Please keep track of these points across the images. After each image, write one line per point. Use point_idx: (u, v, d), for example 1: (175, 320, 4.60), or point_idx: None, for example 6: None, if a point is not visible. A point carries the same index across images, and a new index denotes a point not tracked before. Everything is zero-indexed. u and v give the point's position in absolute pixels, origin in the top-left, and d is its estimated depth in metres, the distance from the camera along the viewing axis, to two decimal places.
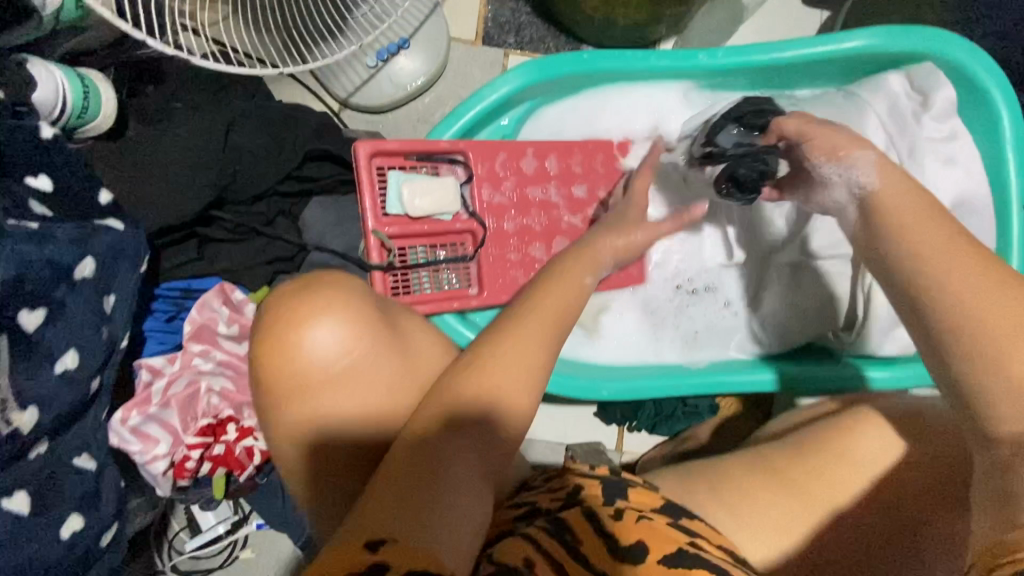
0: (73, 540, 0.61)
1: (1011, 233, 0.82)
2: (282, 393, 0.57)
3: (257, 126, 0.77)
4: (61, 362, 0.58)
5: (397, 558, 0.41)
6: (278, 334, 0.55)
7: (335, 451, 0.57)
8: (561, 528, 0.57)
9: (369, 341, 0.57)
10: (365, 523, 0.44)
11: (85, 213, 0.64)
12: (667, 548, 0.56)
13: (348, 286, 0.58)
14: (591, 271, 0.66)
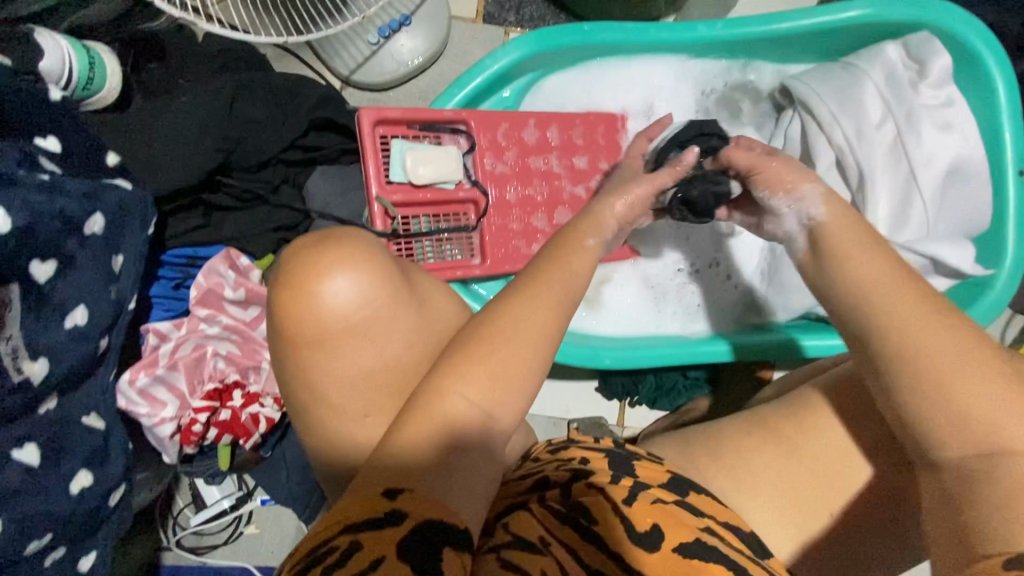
0: (83, 496, 0.61)
1: (1006, 200, 0.83)
2: (300, 340, 0.56)
3: (262, 95, 0.78)
4: (71, 317, 0.58)
5: (413, 508, 0.49)
6: (302, 277, 0.55)
7: (344, 402, 0.58)
8: (574, 513, 0.58)
9: (385, 295, 0.57)
10: (390, 472, 0.51)
11: (92, 171, 0.65)
12: (686, 537, 0.56)
13: (370, 240, 0.59)
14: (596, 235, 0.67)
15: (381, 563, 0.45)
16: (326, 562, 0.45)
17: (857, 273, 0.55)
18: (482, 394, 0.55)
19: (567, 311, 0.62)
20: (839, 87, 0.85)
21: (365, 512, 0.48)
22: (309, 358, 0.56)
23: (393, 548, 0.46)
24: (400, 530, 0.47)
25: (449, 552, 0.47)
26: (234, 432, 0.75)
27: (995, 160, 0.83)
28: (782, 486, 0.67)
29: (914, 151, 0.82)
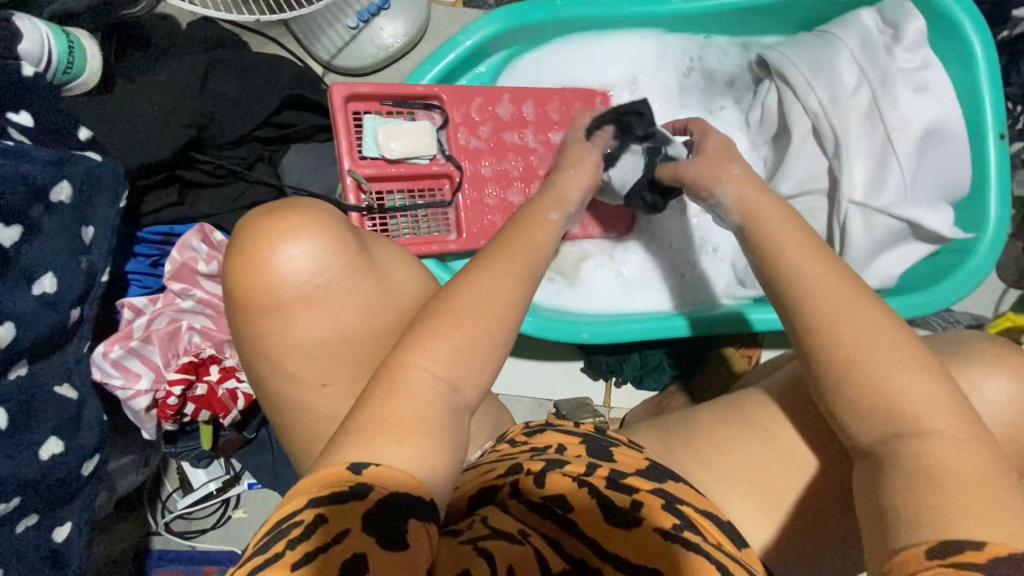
0: (53, 462, 0.62)
1: (987, 162, 0.82)
2: (253, 311, 0.57)
3: (236, 73, 0.79)
4: (39, 285, 0.60)
5: (380, 481, 0.48)
6: (253, 247, 0.56)
7: (302, 370, 0.59)
8: (550, 502, 0.60)
9: (340, 263, 0.58)
10: (353, 443, 0.49)
11: (63, 143, 0.66)
12: (664, 524, 0.56)
13: (327, 209, 0.60)
14: (557, 210, 0.69)
15: (348, 534, 0.45)
16: (291, 535, 0.45)
17: (788, 249, 0.58)
18: (445, 366, 0.54)
19: (530, 274, 0.62)
20: (813, 54, 0.84)
21: (330, 486, 0.47)
22: (263, 327, 0.57)
23: (360, 521, 0.46)
24: (365, 505, 0.47)
25: (413, 523, 0.47)
26: (212, 407, 0.75)
27: (973, 123, 0.83)
28: (750, 461, 0.67)
29: (889, 115, 0.81)
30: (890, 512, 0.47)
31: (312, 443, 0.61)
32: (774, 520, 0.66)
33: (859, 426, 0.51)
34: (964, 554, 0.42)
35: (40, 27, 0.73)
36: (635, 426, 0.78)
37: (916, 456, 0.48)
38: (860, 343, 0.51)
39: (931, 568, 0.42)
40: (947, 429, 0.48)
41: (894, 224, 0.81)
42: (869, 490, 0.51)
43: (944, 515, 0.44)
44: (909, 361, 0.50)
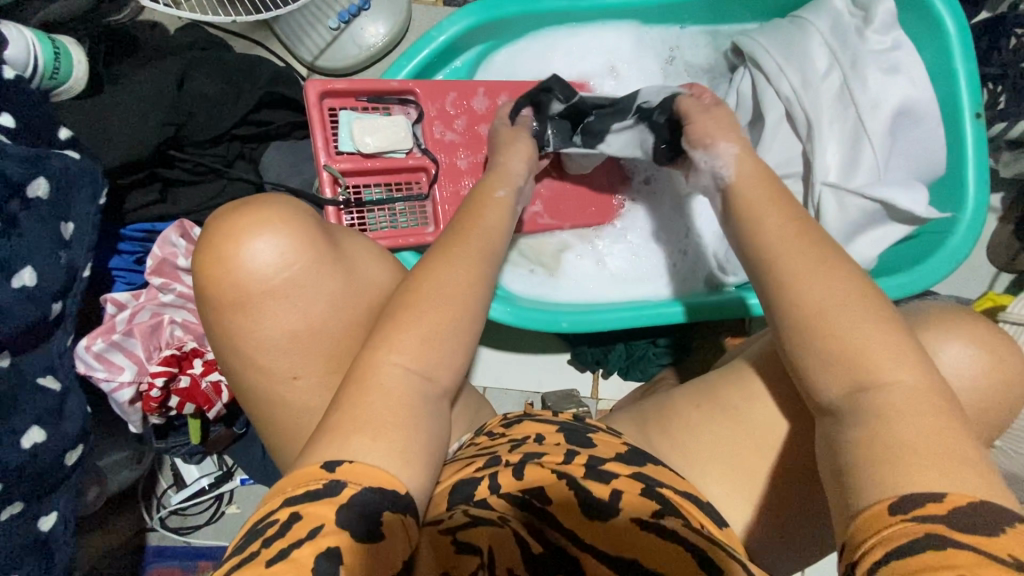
0: (35, 451, 0.64)
1: (964, 142, 0.81)
2: (222, 305, 0.59)
3: (215, 74, 0.81)
4: (19, 278, 0.62)
5: (354, 476, 0.46)
6: (220, 242, 0.57)
7: (274, 362, 0.60)
8: (528, 496, 0.56)
9: (307, 255, 0.59)
10: (325, 446, 0.48)
11: (42, 142, 0.68)
12: (642, 513, 0.55)
13: (296, 206, 0.62)
14: (503, 188, 0.71)
15: (320, 530, 0.43)
16: (267, 535, 0.44)
17: (767, 224, 0.58)
18: (418, 359, 0.54)
19: (493, 260, 0.63)
20: (784, 39, 0.85)
21: (305, 483, 0.46)
22: (231, 323, 0.59)
23: (333, 514, 0.44)
24: (339, 502, 0.45)
25: (388, 515, 0.46)
26: (196, 399, 0.78)
27: (948, 104, 0.82)
28: (724, 443, 0.67)
29: (860, 97, 0.81)
30: (848, 466, 0.49)
31: (285, 431, 0.62)
32: (750, 502, 0.66)
33: (825, 378, 0.52)
34: (924, 508, 0.43)
35: (26, 33, 0.71)
36: (615, 414, 0.78)
37: (872, 413, 0.49)
38: (824, 314, 0.52)
39: (894, 524, 0.43)
40: (906, 377, 0.50)
41: (868, 205, 0.81)
42: (831, 454, 0.51)
43: (895, 470, 0.46)
44: (863, 335, 0.51)
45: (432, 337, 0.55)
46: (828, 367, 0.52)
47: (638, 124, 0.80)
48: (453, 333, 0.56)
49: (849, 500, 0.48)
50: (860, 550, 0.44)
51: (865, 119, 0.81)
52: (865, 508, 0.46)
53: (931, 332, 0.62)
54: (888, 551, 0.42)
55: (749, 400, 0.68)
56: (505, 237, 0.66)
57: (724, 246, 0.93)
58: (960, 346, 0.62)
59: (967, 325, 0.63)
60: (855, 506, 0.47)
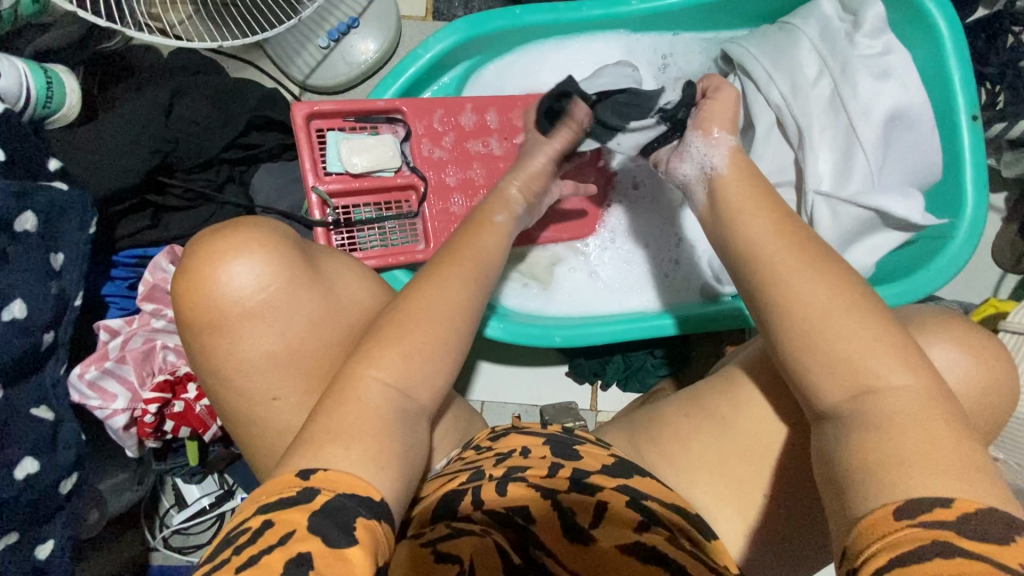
0: (29, 481, 0.64)
1: (960, 144, 0.79)
2: (198, 327, 0.59)
3: (201, 100, 0.82)
4: (9, 311, 0.63)
5: (328, 483, 0.46)
6: (196, 267, 0.58)
7: (251, 383, 0.60)
8: (511, 514, 0.57)
9: (287, 277, 0.59)
10: (299, 454, 0.48)
11: (33, 174, 0.68)
12: (625, 534, 0.56)
13: (275, 229, 0.62)
14: (501, 212, 0.70)
15: (292, 535, 0.42)
16: (238, 542, 0.43)
17: (755, 232, 0.57)
18: (396, 375, 0.54)
19: (480, 277, 0.62)
20: (773, 46, 0.84)
21: (278, 491, 0.45)
22: (206, 344, 0.58)
23: (305, 520, 0.43)
24: (311, 508, 0.44)
25: (361, 521, 0.45)
26: (190, 423, 0.79)
27: (943, 106, 0.81)
28: (719, 459, 0.66)
29: (850, 103, 0.80)
30: (848, 477, 0.48)
31: (268, 451, 0.62)
32: (743, 515, 0.64)
33: (828, 383, 0.51)
34: (936, 513, 0.42)
35: (17, 64, 0.71)
36: (608, 425, 0.77)
37: (871, 426, 0.48)
38: (818, 318, 0.51)
39: (901, 530, 0.42)
40: (915, 380, 0.49)
41: (862, 213, 0.80)
42: (827, 458, 0.51)
43: (898, 477, 0.45)
44: (844, 339, 0.50)
45: (415, 359, 0.55)
46: (834, 371, 0.51)
47: (660, 123, 0.75)
48: (437, 354, 0.56)
49: (849, 507, 0.46)
50: (865, 554, 0.43)
51: (855, 126, 0.80)
52: (863, 515, 0.45)
53: (927, 340, 0.60)
54: (892, 556, 0.41)
55: (737, 409, 0.68)
56: (497, 253, 0.67)
57: (715, 257, 0.93)
58: (951, 352, 0.60)
59: (954, 328, 0.62)
60: (855, 513, 0.46)
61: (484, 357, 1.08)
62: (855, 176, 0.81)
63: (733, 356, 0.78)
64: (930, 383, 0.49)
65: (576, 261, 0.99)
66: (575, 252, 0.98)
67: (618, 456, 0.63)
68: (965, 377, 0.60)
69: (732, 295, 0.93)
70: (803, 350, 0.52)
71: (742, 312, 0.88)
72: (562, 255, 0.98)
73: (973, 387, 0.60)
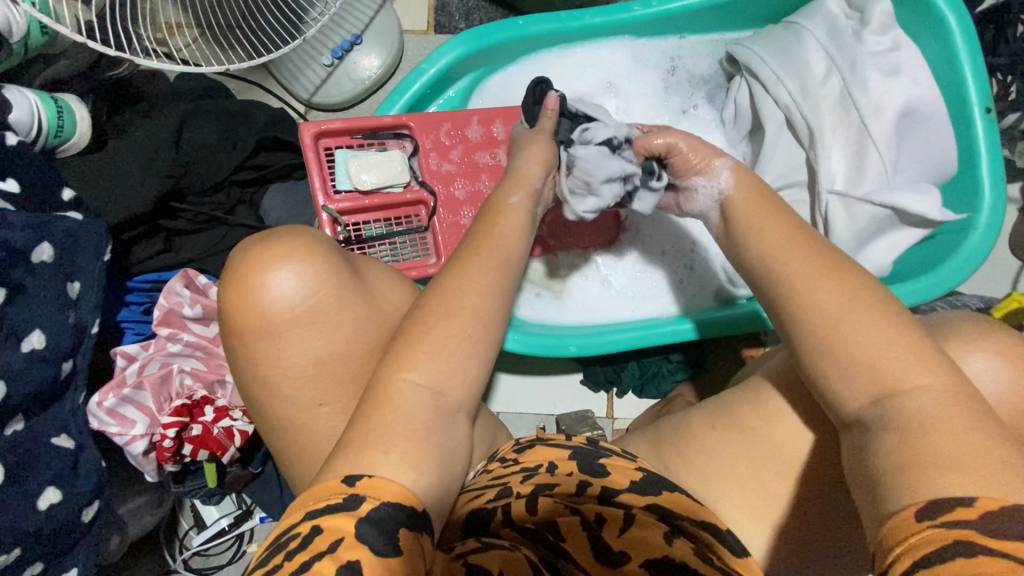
0: (52, 512, 0.65)
1: (978, 140, 0.78)
2: (247, 335, 0.59)
3: (211, 123, 0.82)
4: (28, 341, 0.64)
5: (372, 490, 0.45)
6: (246, 273, 0.58)
7: (299, 390, 0.59)
8: (540, 528, 0.58)
9: (332, 283, 0.59)
10: (342, 459, 0.47)
11: (47, 206, 0.69)
12: (654, 549, 0.56)
13: (317, 236, 0.62)
14: (526, 205, 0.67)
15: (340, 543, 0.42)
16: (290, 547, 0.43)
17: (772, 244, 0.57)
18: (433, 373, 0.52)
19: (508, 273, 0.60)
20: (779, 47, 0.84)
21: (326, 498, 0.45)
22: (251, 348, 0.58)
23: (354, 528, 0.43)
24: (357, 515, 0.44)
25: (405, 531, 0.45)
26: (208, 446, 0.78)
27: (957, 99, 0.80)
28: (745, 470, 0.65)
29: (860, 101, 0.79)
30: (881, 474, 0.46)
31: (292, 467, 0.62)
32: (773, 523, 0.63)
33: (847, 388, 0.50)
34: (960, 511, 0.41)
35: (29, 95, 0.72)
36: (629, 436, 0.77)
37: (908, 423, 0.46)
38: (854, 318, 0.50)
39: (922, 531, 0.42)
40: (934, 381, 0.48)
41: (878, 212, 0.78)
42: (858, 459, 0.49)
43: (925, 475, 0.44)
44: (877, 329, 0.50)
45: (441, 375, 0.53)
46: (851, 372, 0.50)
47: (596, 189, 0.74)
48: (465, 371, 0.54)
49: (880, 504, 0.45)
50: (889, 558, 0.43)
51: (868, 122, 0.79)
52: (891, 515, 0.44)
53: (959, 342, 0.59)
54: (916, 561, 0.41)
55: (766, 421, 0.66)
56: (524, 247, 0.64)
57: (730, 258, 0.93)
58: (977, 359, 0.59)
59: (982, 328, 0.61)
60: (884, 509, 0.45)
61: (503, 370, 1.08)
62: (871, 172, 0.80)
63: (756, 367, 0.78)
64: (954, 381, 0.48)
65: (590, 269, 0.98)
66: (589, 263, 0.98)
67: (644, 469, 0.62)
68: (999, 379, 0.58)
69: (747, 298, 0.93)
70: (839, 354, 0.50)
71: (759, 315, 0.87)
72: (575, 265, 0.98)
73: (1010, 389, 0.58)
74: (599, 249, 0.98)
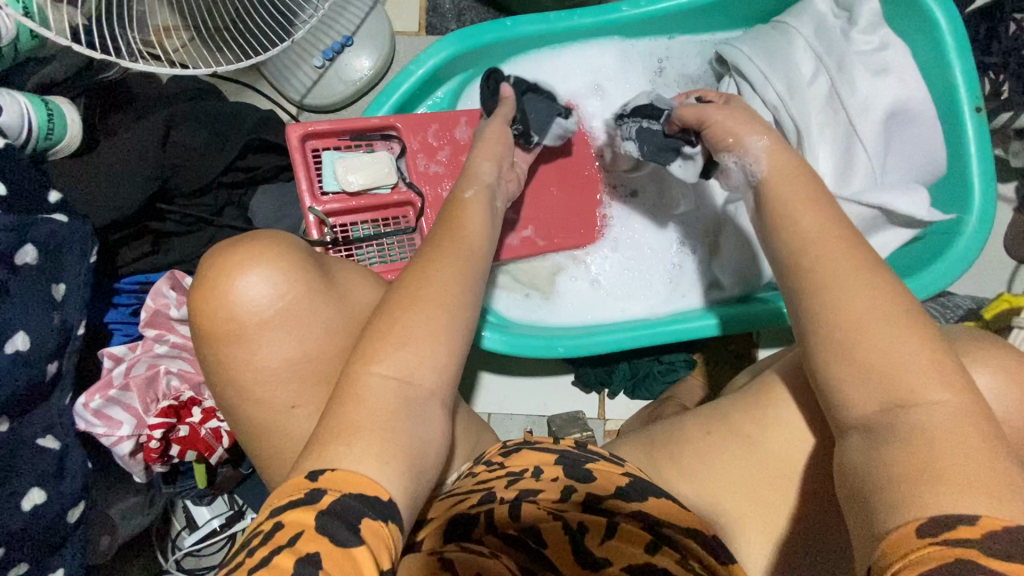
0: (36, 512, 0.65)
1: (967, 139, 0.78)
2: (215, 340, 0.59)
3: (198, 125, 0.83)
4: (12, 343, 0.64)
5: (335, 483, 0.46)
6: (213, 278, 0.58)
7: (270, 394, 0.60)
8: (523, 535, 0.58)
9: (300, 288, 0.59)
10: (308, 457, 0.48)
11: (32, 207, 0.69)
12: (636, 555, 0.57)
13: (286, 240, 0.62)
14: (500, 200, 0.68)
15: (299, 536, 0.43)
16: (253, 542, 0.44)
17: None
18: (401, 366, 0.52)
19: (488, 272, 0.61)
20: (767, 46, 0.83)
21: (289, 494, 0.45)
22: (221, 353, 0.58)
23: (314, 519, 0.43)
24: (317, 507, 0.44)
25: (366, 522, 0.45)
26: (197, 446, 0.79)
27: (947, 99, 0.79)
28: (731, 476, 0.65)
29: (848, 101, 0.79)
30: (875, 487, 0.46)
31: (274, 468, 0.62)
32: (757, 527, 0.63)
33: (859, 395, 0.49)
34: (956, 531, 0.41)
35: (18, 99, 0.71)
36: (618, 440, 0.76)
37: (915, 431, 0.46)
38: (855, 325, 0.49)
39: (923, 546, 0.41)
40: (952, 399, 0.46)
41: (866, 212, 0.78)
42: (856, 471, 0.48)
43: (926, 490, 0.43)
44: (863, 318, 0.49)
45: (419, 378, 0.53)
46: (864, 381, 0.48)
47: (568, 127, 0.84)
48: (443, 374, 0.54)
49: (874, 522, 0.45)
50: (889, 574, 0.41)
51: (855, 123, 0.79)
52: (888, 531, 0.43)
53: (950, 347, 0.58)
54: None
55: (758, 426, 0.66)
56: (490, 245, 0.65)
57: (732, 254, 0.92)
58: (984, 377, 0.57)
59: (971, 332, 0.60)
60: (879, 528, 0.44)
61: (489, 369, 1.07)
62: (859, 173, 0.80)
63: (774, 361, 0.76)
64: (972, 402, 0.46)
65: (580, 270, 0.98)
66: (586, 262, 0.98)
67: (631, 475, 0.62)
68: (992, 385, 0.57)
69: (769, 292, 0.91)
70: (835, 357, 0.50)
71: (782, 313, 0.86)
72: (564, 265, 0.97)
73: (1004, 396, 0.57)
74: (592, 248, 0.98)
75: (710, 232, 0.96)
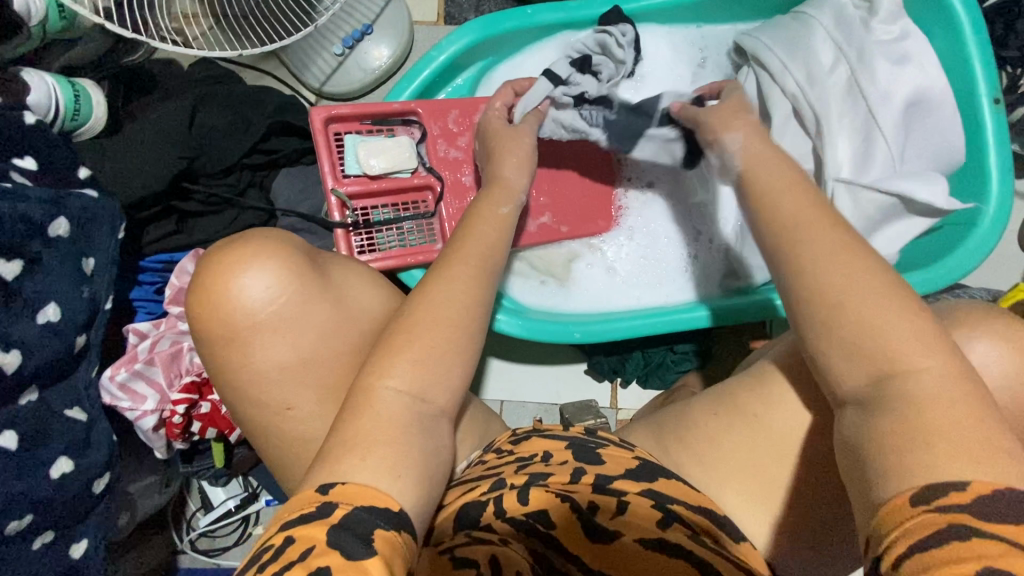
0: (64, 480, 0.66)
1: (985, 134, 0.79)
2: (212, 339, 0.60)
3: (222, 109, 0.84)
4: (44, 314, 0.65)
5: (346, 497, 0.46)
6: (208, 282, 0.59)
7: (299, 364, 0.61)
8: (531, 521, 0.56)
9: (295, 287, 0.60)
10: (319, 470, 0.48)
11: (63, 181, 0.70)
12: (647, 530, 0.56)
13: (279, 238, 0.63)
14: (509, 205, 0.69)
15: (310, 551, 0.42)
16: (262, 560, 0.43)
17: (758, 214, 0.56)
18: (411, 382, 0.53)
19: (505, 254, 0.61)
20: (787, 36, 0.84)
21: (298, 508, 0.46)
22: (221, 356, 0.60)
23: (324, 535, 0.43)
24: (330, 523, 0.44)
25: (381, 534, 0.45)
26: (217, 424, 0.81)
27: (964, 91, 0.80)
28: (745, 456, 0.65)
29: (869, 91, 0.80)
30: (868, 459, 0.46)
31: (291, 450, 0.63)
32: (766, 514, 0.63)
33: (847, 369, 0.49)
34: (954, 497, 0.41)
35: (46, 78, 0.73)
36: (630, 425, 0.77)
37: (907, 403, 0.45)
38: (878, 321, 0.48)
39: (917, 516, 0.41)
40: (939, 363, 0.46)
41: (884, 199, 0.79)
42: (849, 443, 0.48)
43: (921, 456, 0.43)
44: (881, 304, 0.49)
45: (428, 364, 0.54)
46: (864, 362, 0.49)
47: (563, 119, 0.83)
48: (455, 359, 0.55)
49: (870, 491, 0.45)
50: (884, 543, 0.42)
51: (875, 113, 0.80)
52: (884, 499, 0.44)
53: (956, 330, 0.59)
54: (909, 547, 0.40)
55: (767, 405, 0.66)
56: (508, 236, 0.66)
57: (736, 245, 0.91)
58: (982, 345, 0.57)
59: (990, 317, 0.59)
60: (877, 497, 0.44)
61: (496, 355, 1.08)
62: (877, 163, 0.80)
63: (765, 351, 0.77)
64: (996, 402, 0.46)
65: (597, 258, 0.99)
66: (603, 250, 0.99)
67: (640, 459, 0.63)
68: (1000, 364, 0.57)
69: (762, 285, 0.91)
70: (854, 356, 0.48)
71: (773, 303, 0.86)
72: (581, 253, 0.98)
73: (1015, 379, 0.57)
74: (606, 236, 0.99)
75: (709, 222, 0.96)
